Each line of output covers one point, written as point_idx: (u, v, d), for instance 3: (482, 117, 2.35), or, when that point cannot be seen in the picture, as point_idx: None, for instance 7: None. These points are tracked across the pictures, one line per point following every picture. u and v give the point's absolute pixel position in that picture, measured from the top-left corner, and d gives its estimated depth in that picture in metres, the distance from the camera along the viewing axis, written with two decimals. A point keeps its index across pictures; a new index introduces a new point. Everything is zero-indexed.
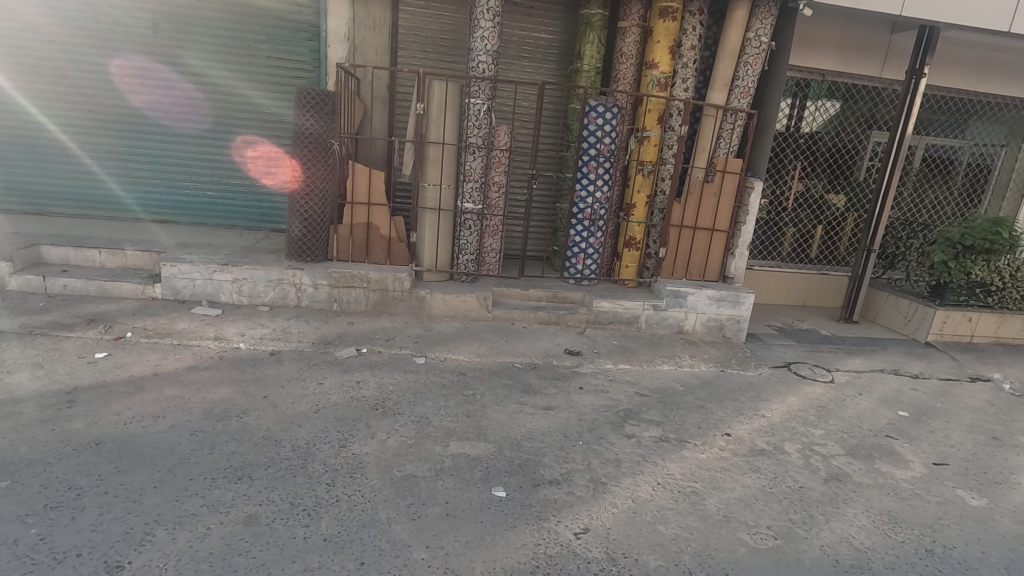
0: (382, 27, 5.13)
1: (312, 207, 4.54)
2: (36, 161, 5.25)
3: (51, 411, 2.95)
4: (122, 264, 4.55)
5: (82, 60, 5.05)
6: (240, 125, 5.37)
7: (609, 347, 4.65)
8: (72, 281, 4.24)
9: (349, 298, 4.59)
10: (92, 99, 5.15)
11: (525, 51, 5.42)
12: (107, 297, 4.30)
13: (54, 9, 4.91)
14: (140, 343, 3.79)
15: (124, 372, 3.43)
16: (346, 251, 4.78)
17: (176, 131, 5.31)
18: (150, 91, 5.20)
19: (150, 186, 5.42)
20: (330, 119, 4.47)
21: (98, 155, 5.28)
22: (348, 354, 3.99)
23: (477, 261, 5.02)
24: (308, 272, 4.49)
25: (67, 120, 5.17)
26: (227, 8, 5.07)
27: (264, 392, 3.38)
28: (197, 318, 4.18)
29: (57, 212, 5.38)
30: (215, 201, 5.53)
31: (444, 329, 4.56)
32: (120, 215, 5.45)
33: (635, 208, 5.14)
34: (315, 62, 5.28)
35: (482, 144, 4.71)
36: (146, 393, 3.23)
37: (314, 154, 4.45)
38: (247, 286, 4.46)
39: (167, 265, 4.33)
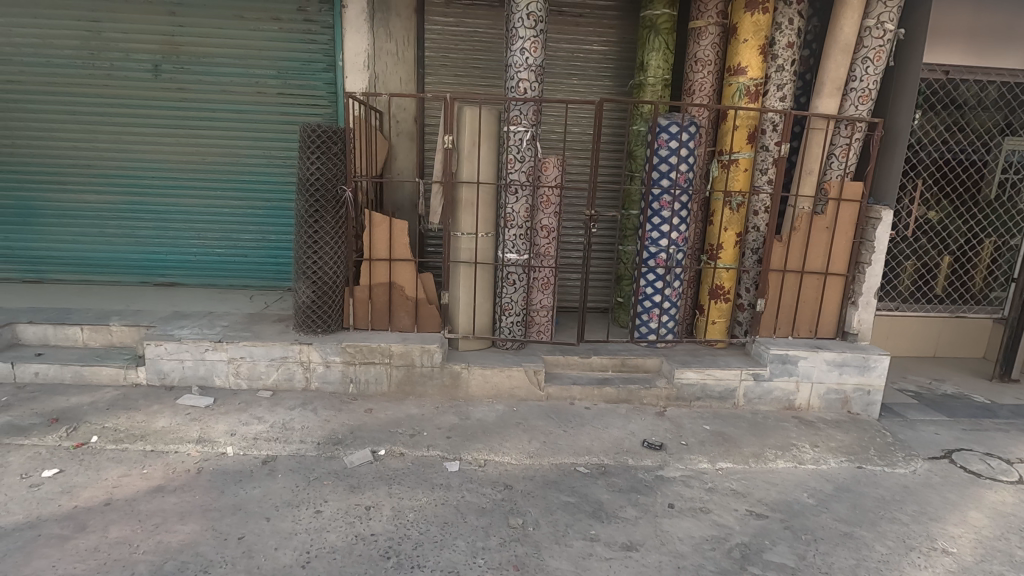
0: (406, 51, 4.47)
1: (323, 267, 3.73)
2: (34, 224, 4.79)
3: None
4: (107, 342, 3.93)
5: (78, 111, 4.59)
6: (251, 172, 4.74)
7: (699, 435, 3.54)
8: (44, 366, 3.64)
9: (368, 377, 3.73)
10: (91, 152, 4.66)
11: (575, 67, 4.55)
12: (82, 385, 3.66)
13: (49, 58, 4.50)
14: (105, 452, 3.03)
15: (69, 500, 2.64)
16: (365, 317, 3.94)
17: (180, 182, 4.73)
18: (151, 139, 4.65)
19: (154, 245, 4.84)
20: (340, 160, 3.69)
21: (97, 213, 4.77)
22: (360, 461, 3.06)
23: (524, 323, 4.07)
24: (317, 347, 3.67)
25: (65, 177, 4.70)
26: (232, 41, 4.49)
27: (239, 530, 2.50)
28: (182, 412, 3.41)
29: (57, 278, 4.88)
30: (226, 259, 4.89)
31: (484, 416, 3.59)
32: (122, 280, 4.89)
33: (722, 250, 4.07)
34: (331, 96, 4.62)
35: (527, 180, 3.82)
36: (84, 537, 2.41)
37: (322, 204, 3.66)
38: (245, 367, 3.69)
39: (152, 344, 3.64)
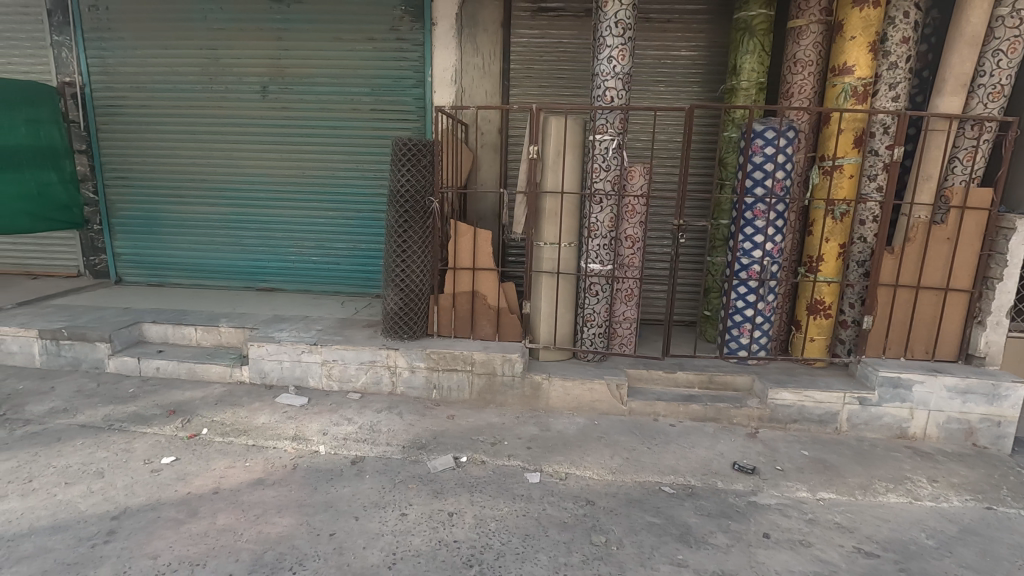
0: (492, 65, 4.55)
1: (410, 276, 3.86)
2: (158, 233, 5.33)
3: (83, 549, 2.42)
4: (217, 342, 4.27)
5: (197, 131, 5.07)
6: (344, 185, 5.01)
7: (796, 461, 3.28)
8: (164, 362, 4.01)
9: (451, 384, 3.80)
10: (207, 168, 5.12)
11: (662, 74, 4.44)
12: (195, 381, 3.99)
13: (175, 84, 5.01)
14: (214, 444, 3.28)
15: (183, 487, 2.87)
16: (448, 324, 4.02)
17: (281, 195, 5.08)
18: (257, 156, 5.04)
19: (257, 253, 5.23)
20: (429, 172, 3.81)
21: (211, 223, 5.23)
22: (443, 467, 3.11)
23: (607, 335, 3.99)
24: (403, 353, 3.79)
25: (184, 190, 5.20)
26: (330, 62, 4.79)
27: (330, 527, 2.60)
28: (280, 410, 3.64)
29: (176, 282, 5.41)
30: (320, 266, 5.18)
31: (564, 428, 3.54)
32: (231, 284, 5.32)
33: (823, 262, 3.80)
34: (420, 111, 4.79)
35: (612, 190, 3.75)
36: (195, 523, 2.61)
37: (411, 215, 3.79)
38: (337, 369, 3.88)
39: (255, 345, 3.91)
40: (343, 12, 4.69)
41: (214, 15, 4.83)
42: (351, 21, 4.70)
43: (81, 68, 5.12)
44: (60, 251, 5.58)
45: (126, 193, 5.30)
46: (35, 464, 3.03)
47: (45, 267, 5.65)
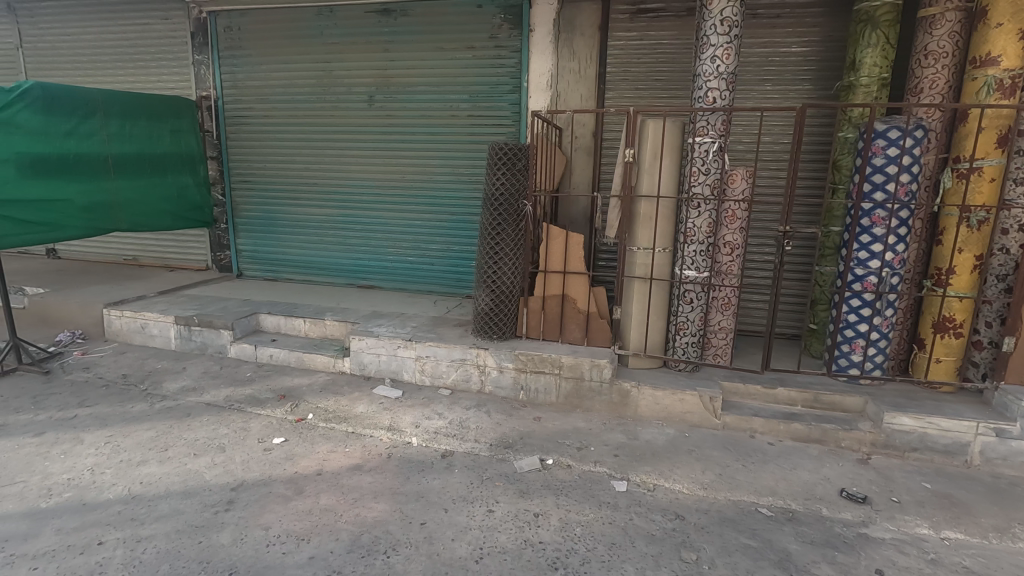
0: (588, 69, 4.55)
1: (501, 277, 3.94)
2: (274, 232, 5.83)
3: (208, 514, 2.70)
4: (322, 334, 4.59)
5: (311, 138, 5.49)
6: (441, 188, 5.20)
7: (916, 494, 2.97)
8: (277, 350, 4.37)
9: (538, 386, 3.82)
10: (318, 173, 5.53)
11: (769, 72, 4.21)
12: (302, 368, 4.32)
13: (293, 95, 5.46)
14: (318, 428, 3.53)
15: (292, 466, 3.11)
16: (537, 327, 4.05)
17: (383, 198, 5.37)
18: (363, 161, 5.37)
19: (359, 252, 5.57)
20: (523, 176, 3.87)
21: (319, 224, 5.64)
22: (529, 467, 3.13)
23: (700, 344, 3.85)
24: (492, 353, 3.87)
25: (297, 193, 5.65)
26: (432, 71, 5.00)
27: (421, 516, 2.71)
28: (376, 401, 3.84)
29: (288, 277, 5.89)
30: (416, 266, 5.42)
31: (653, 438, 3.44)
32: (335, 281, 5.70)
33: (954, 275, 3.42)
34: (515, 116, 4.88)
35: (711, 194, 3.61)
36: (301, 500, 2.81)
37: (504, 217, 3.86)
38: (430, 365, 4.03)
39: (356, 338, 4.16)
40: (445, 22, 4.89)
41: (329, 31, 5.22)
42: (453, 30, 4.88)
43: (216, 83, 5.73)
44: (193, 247, 6.26)
45: (249, 195, 5.85)
46: (170, 435, 3.42)
47: (181, 261, 6.37)
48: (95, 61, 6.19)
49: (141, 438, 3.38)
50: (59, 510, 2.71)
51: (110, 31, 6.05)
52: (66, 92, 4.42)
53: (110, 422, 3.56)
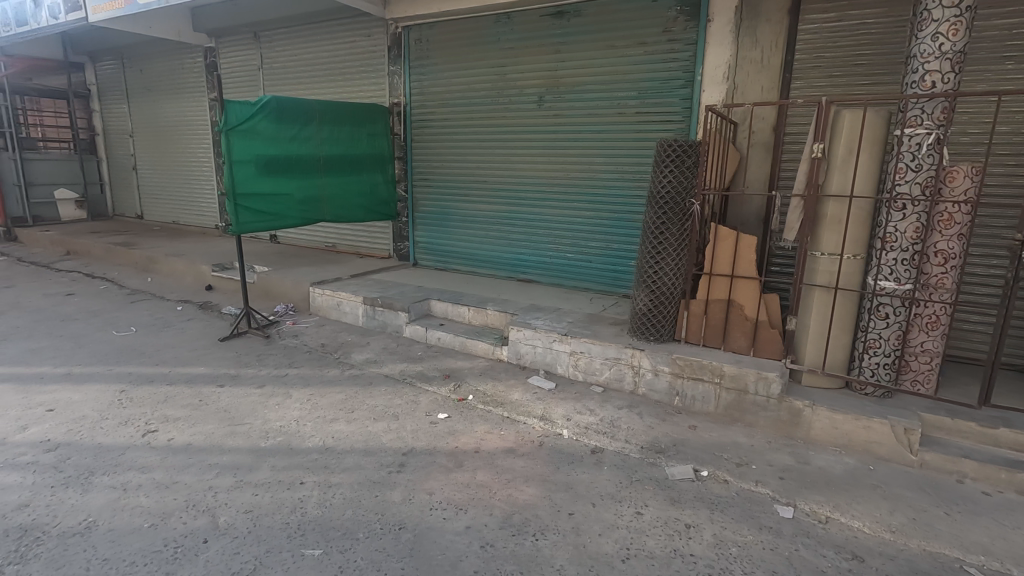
0: (772, 58, 4.20)
1: (662, 277, 3.83)
2: (446, 226, 6.36)
3: (383, 473, 3.05)
4: (484, 323, 4.89)
5: (483, 139, 5.87)
6: (603, 187, 5.22)
7: None
8: (444, 334, 4.77)
9: (695, 394, 3.65)
10: (488, 171, 5.90)
11: (1012, 48, 3.49)
12: (465, 353, 4.65)
13: (470, 99, 5.88)
14: (477, 409, 3.78)
15: (453, 441, 3.38)
16: (697, 332, 3.86)
17: (546, 196, 5.55)
18: (530, 160, 5.59)
19: (520, 247, 5.82)
20: (692, 173, 3.71)
21: (486, 220, 6.02)
22: (682, 476, 3.01)
23: (895, 367, 3.36)
24: (648, 354, 3.79)
25: (469, 191, 6.09)
26: (601, 69, 5.03)
27: (569, 507, 2.77)
28: (531, 390, 3.99)
29: (455, 268, 6.39)
30: (573, 262, 5.52)
31: (828, 466, 3.09)
32: (497, 274, 6.04)
33: None
34: (686, 111, 4.71)
35: (921, 195, 3.12)
36: (460, 473, 3.05)
37: (669, 216, 3.74)
38: (583, 361, 4.08)
39: (515, 329, 4.37)
40: (618, 19, 4.89)
41: (506, 37, 5.51)
42: (626, 26, 4.86)
43: (406, 91, 6.40)
44: (379, 237, 7.08)
45: (427, 192, 6.46)
46: (355, 400, 3.92)
47: (368, 249, 7.24)
48: (313, 76, 7.30)
49: (334, 399, 3.93)
50: (273, 450, 3.27)
51: (326, 49, 7.08)
52: (293, 105, 5.20)
53: (311, 383, 4.19)
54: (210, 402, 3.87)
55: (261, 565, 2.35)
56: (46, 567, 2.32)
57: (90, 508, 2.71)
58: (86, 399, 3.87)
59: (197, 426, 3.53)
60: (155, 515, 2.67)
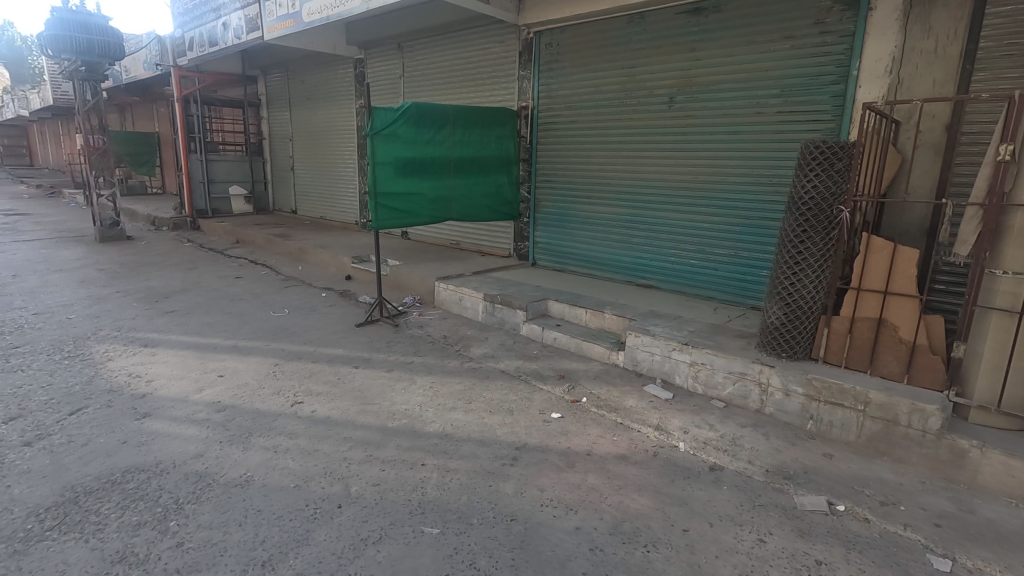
0: (950, 46, 3.67)
1: (800, 290, 3.54)
2: (565, 227, 6.42)
3: (497, 464, 3.16)
4: (600, 326, 4.86)
5: (609, 141, 5.84)
6: (735, 191, 4.98)
7: None
8: (560, 334, 4.82)
9: (832, 420, 3.33)
10: (611, 173, 5.87)
11: None
12: (580, 355, 4.65)
13: (598, 100, 5.89)
14: (590, 412, 3.77)
15: (565, 441, 3.40)
16: (838, 351, 3.51)
17: (671, 199, 5.41)
18: (656, 162, 5.48)
19: (641, 251, 5.73)
20: (841, 178, 3.38)
21: (607, 222, 5.99)
22: (813, 507, 2.76)
23: None
24: (778, 372, 3.53)
25: (591, 193, 6.10)
26: (740, 67, 4.81)
27: (684, 523, 2.66)
28: (646, 398, 3.90)
29: (573, 270, 6.43)
30: (697, 269, 5.32)
31: (999, 519, 2.66)
32: (615, 277, 5.99)
33: None
34: (837, 109, 4.34)
35: None
36: (572, 473, 3.06)
37: (812, 224, 3.45)
38: (704, 373, 3.90)
39: (633, 334, 4.29)
40: (763, 13, 4.64)
41: (637, 37, 5.44)
42: (771, 20, 4.60)
43: (534, 94, 6.54)
44: (500, 237, 7.32)
45: (549, 193, 6.57)
46: (473, 391, 4.10)
47: (490, 248, 7.51)
48: (448, 82, 7.73)
49: (453, 389, 4.14)
50: (398, 431, 3.53)
51: (461, 56, 7.46)
52: (430, 109, 5.52)
53: (433, 372, 4.45)
54: (346, 381, 4.26)
55: (386, 535, 2.55)
56: (215, 509, 2.71)
57: (249, 463, 3.12)
58: (248, 369, 4.45)
59: (335, 402, 3.91)
60: (300, 477, 3.00)
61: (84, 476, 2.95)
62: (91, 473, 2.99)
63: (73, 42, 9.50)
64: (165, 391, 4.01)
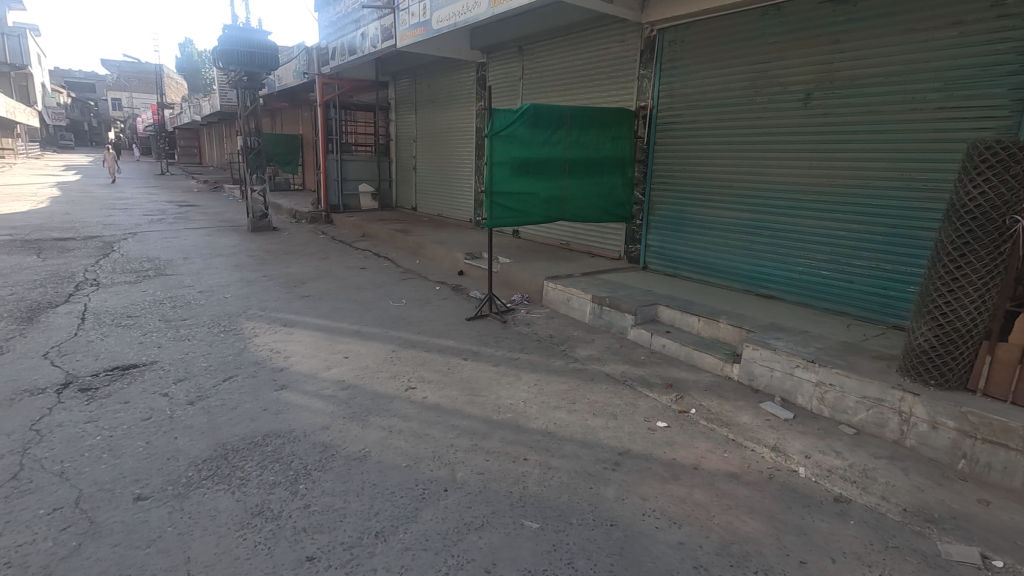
0: None
1: (957, 310, 3.12)
2: (680, 231, 6.21)
3: (599, 467, 3.13)
4: (714, 336, 4.63)
5: (733, 141, 5.56)
6: (879, 196, 4.53)
7: None
8: (669, 341, 4.66)
9: (991, 461, 2.90)
10: (734, 175, 5.58)
11: None
12: (690, 364, 4.46)
13: (724, 98, 5.62)
14: (700, 425, 3.60)
15: (671, 452, 3.29)
16: (1003, 385, 3.01)
17: (801, 204, 5.05)
18: (786, 164, 5.14)
19: (764, 259, 5.40)
20: (1018, 184, 2.92)
21: (726, 226, 5.72)
22: (963, 559, 2.42)
23: None
24: (924, 400, 3.14)
25: (710, 196, 5.84)
26: (893, 58, 4.36)
27: (802, 554, 2.46)
28: (763, 416, 3.65)
29: (686, 275, 6.20)
30: (828, 281, 4.92)
31: None
32: (733, 285, 5.69)
33: None
34: (1016, 104, 3.79)
35: None
36: (677, 486, 2.95)
37: (977, 235, 3.03)
38: (832, 395, 3.57)
39: (750, 347, 4.04)
40: None
41: (773, 30, 5.14)
42: (935, 6, 4.13)
43: (654, 94, 6.38)
44: (611, 239, 7.22)
45: (665, 195, 6.40)
46: (577, 392, 4.09)
47: (600, 250, 7.44)
48: (566, 83, 7.77)
49: (557, 388, 4.17)
50: (503, 424, 3.62)
51: (580, 57, 7.47)
52: (549, 110, 5.59)
53: (539, 369, 4.51)
54: (455, 371, 4.46)
55: (488, 523, 2.64)
56: (337, 478, 2.97)
57: (367, 440, 3.38)
58: (368, 353, 4.81)
59: (444, 390, 4.10)
60: (411, 458, 3.19)
61: (233, 436, 3.38)
62: (239, 434, 3.41)
63: (240, 55, 10.84)
64: (299, 367, 4.46)
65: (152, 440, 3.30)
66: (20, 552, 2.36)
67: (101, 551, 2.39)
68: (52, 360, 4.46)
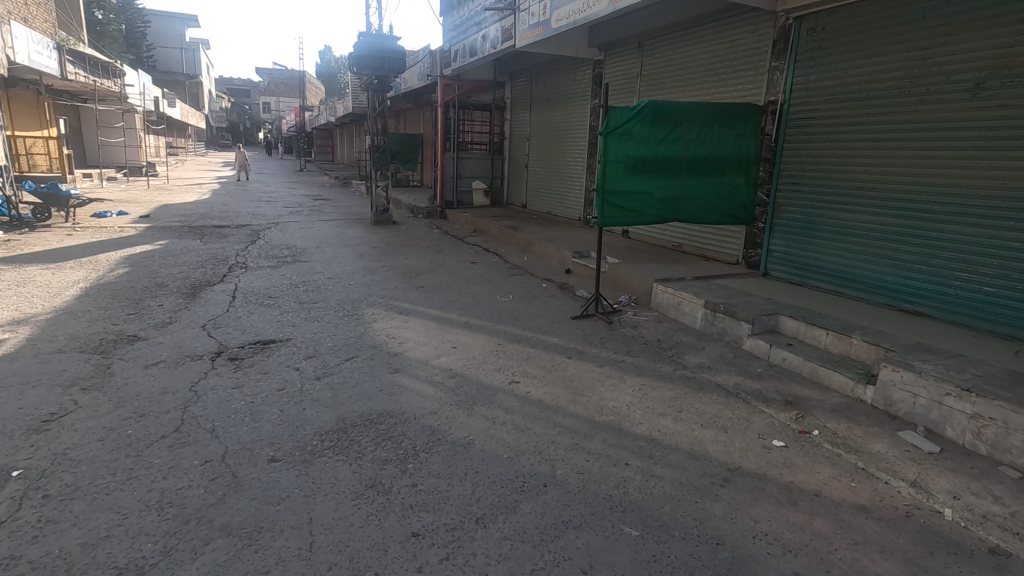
0: None
1: None
2: (810, 236, 5.73)
3: (706, 482, 2.98)
4: (844, 352, 4.21)
5: (880, 137, 5.02)
6: None
7: None
8: (791, 354, 4.32)
9: None
10: (879, 175, 5.04)
11: None
12: (815, 381, 4.10)
13: (870, 89, 5.10)
14: (823, 448, 3.30)
15: (788, 475, 3.04)
16: None
17: (963, 209, 4.45)
18: (946, 163, 4.55)
19: (911, 270, 4.82)
20: None
21: (867, 232, 5.18)
22: None
23: None
24: None
25: (848, 198, 5.32)
26: None
27: None
28: (901, 446, 3.25)
29: (815, 285, 5.70)
30: (994, 299, 4.29)
31: None
32: (871, 299, 5.15)
33: None
34: None
35: None
36: (794, 512, 2.73)
37: None
38: (992, 431, 3.10)
39: (889, 368, 3.62)
40: None
41: (937, 11, 4.59)
42: None
43: (786, 87, 5.94)
44: (729, 242, 6.83)
45: (793, 196, 5.92)
46: (685, 400, 3.92)
47: (716, 253, 7.07)
48: (688, 79, 7.46)
49: (664, 394, 4.02)
50: (605, 426, 3.57)
51: (705, 51, 7.14)
52: (668, 106, 5.39)
53: (645, 374, 4.38)
54: (559, 369, 4.46)
55: (586, 524, 2.62)
56: (443, 462, 3.11)
57: (471, 428, 3.49)
58: (476, 344, 4.97)
59: (547, 387, 4.13)
60: (513, 450, 3.25)
61: (352, 412, 3.65)
62: (357, 411, 3.68)
63: (372, 60, 11.65)
64: (412, 353, 4.72)
65: (285, 409, 3.67)
66: (179, 495, 2.74)
67: (242, 502, 2.70)
68: (209, 331, 5.11)
